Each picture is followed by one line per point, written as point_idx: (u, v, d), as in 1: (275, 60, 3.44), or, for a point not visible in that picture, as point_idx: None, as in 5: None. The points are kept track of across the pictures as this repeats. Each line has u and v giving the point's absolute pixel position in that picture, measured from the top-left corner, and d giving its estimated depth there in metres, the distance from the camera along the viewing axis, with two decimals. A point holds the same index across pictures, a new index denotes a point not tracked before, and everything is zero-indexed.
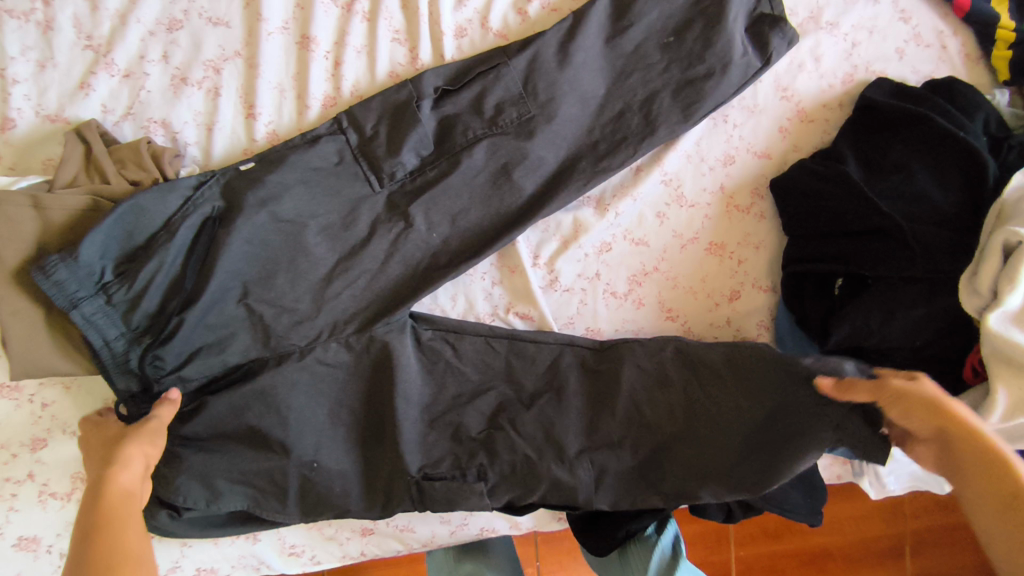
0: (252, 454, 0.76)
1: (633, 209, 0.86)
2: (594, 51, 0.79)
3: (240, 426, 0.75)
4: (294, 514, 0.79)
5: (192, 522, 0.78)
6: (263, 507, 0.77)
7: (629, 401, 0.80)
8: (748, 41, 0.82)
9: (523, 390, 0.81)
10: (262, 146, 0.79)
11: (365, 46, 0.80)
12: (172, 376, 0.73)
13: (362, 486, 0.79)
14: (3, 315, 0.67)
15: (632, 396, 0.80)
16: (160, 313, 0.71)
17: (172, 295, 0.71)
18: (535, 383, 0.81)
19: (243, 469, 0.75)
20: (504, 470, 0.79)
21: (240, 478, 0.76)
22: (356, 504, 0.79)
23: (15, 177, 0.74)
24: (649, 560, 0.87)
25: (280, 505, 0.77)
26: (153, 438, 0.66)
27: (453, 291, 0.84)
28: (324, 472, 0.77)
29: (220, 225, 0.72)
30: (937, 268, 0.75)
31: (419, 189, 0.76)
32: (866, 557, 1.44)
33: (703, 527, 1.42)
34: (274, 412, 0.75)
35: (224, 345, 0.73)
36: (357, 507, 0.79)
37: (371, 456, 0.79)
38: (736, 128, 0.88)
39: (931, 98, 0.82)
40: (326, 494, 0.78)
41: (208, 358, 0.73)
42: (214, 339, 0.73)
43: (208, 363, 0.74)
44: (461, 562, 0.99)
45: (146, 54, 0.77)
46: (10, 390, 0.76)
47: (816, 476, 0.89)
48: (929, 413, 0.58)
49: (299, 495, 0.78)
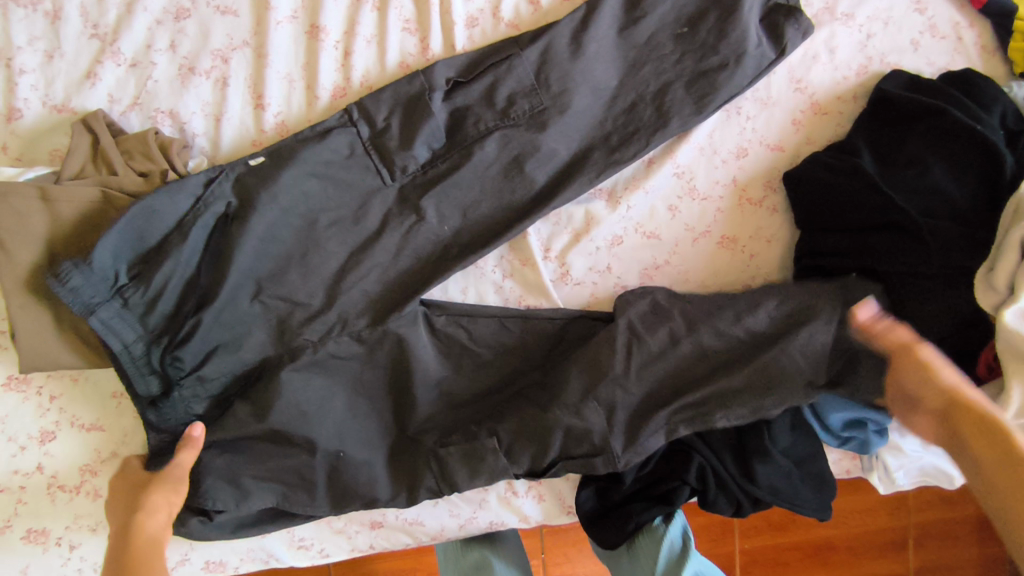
0: (275, 450, 0.76)
1: (644, 203, 0.86)
2: (607, 42, 0.78)
3: (260, 427, 0.74)
4: (320, 505, 0.77)
5: (222, 526, 0.78)
6: (288, 497, 0.76)
7: (631, 341, 0.78)
8: (763, 32, 0.81)
9: (531, 359, 0.82)
10: (271, 137, 0.78)
11: (374, 35, 0.79)
12: (191, 376, 0.73)
13: (385, 474, 0.78)
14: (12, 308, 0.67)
15: (636, 334, 0.78)
16: (176, 313, 0.71)
17: (188, 295, 0.71)
18: (540, 352, 0.83)
19: (266, 464, 0.76)
20: (519, 430, 0.78)
21: (266, 474, 0.76)
22: (382, 493, 0.78)
23: (22, 167, 0.73)
24: (658, 553, 0.87)
25: (305, 495, 0.76)
26: (175, 487, 0.67)
27: (463, 284, 0.83)
28: (335, 460, 0.77)
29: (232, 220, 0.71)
30: (951, 263, 0.75)
31: (431, 181, 0.75)
32: (869, 550, 1.44)
33: (708, 519, 1.42)
34: (289, 406, 0.74)
35: (239, 343, 0.73)
36: (383, 495, 0.78)
37: (385, 440, 0.80)
38: (750, 121, 0.87)
39: (947, 91, 0.81)
40: (352, 482, 0.77)
41: (225, 358, 0.73)
42: (229, 338, 0.73)
43: (224, 362, 0.73)
44: (470, 555, 0.98)
45: (153, 43, 0.76)
46: (19, 382, 0.76)
47: (826, 472, 0.88)
48: (941, 388, 0.64)
49: (317, 482, 0.77)
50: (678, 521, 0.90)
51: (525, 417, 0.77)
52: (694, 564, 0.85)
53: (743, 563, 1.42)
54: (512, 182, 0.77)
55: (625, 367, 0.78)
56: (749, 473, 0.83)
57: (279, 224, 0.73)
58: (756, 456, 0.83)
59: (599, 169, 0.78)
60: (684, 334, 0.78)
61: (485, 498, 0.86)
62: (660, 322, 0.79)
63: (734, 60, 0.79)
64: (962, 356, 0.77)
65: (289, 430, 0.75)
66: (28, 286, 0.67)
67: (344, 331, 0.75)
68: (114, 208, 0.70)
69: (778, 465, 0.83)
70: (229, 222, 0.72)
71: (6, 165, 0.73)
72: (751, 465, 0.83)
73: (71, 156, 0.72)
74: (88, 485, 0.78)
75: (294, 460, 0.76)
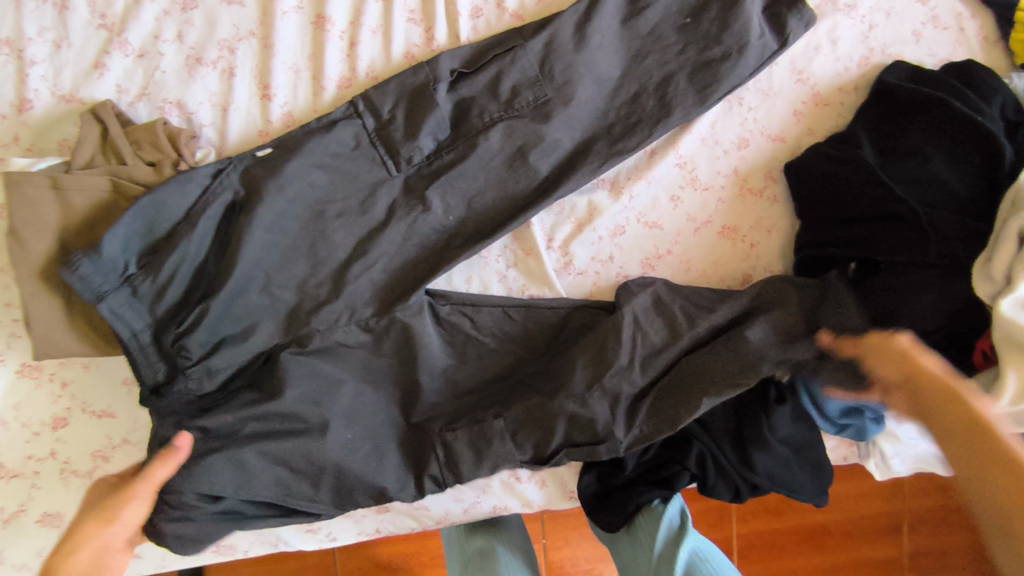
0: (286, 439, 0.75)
1: (646, 193, 0.86)
2: (611, 33, 0.79)
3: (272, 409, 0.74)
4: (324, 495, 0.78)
5: (219, 518, 0.75)
6: (292, 491, 0.76)
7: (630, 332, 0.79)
8: (766, 23, 0.81)
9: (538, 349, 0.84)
10: (278, 128, 0.78)
11: (379, 26, 0.80)
12: (198, 367, 0.73)
13: (394, 460, 0.80)
14: (25, 296, 0.68)
15: (635, 326, 0.80)
16: (184, 302, 0.72)
17: (197, 285, 0.73)
18: (546, 339, 0.84)
19: (277, 452, 0.75)
20: (525, 421, 0.79)
21: (274, 458, 0.75)
22: (389, 482, 0.79)
23: (32, 158, 0.74)
24: (657, 530, 0.88)
25: (309, 485, 0.77)
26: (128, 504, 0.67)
27: (468, 273, 0.84)
28: (337, 445, 0.77)
29: (241, 209, 0.72)
30: (950, 255, 0.76)
31: (436, 172, 0.76)
32: (864, 535, 1.47)
33: (707, 505, 1.44)
34: (306, 397, 0.75)
35: (248, 334, 0.74)
36: (390, 485, 0.79)
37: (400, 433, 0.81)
38: (751, 111, 0.88)
39: (948, 81, 0.82)
40: (360, 472, 0.78)
41: (233, 349, 0.74)
42: (239, 329, 0.74)
43: (233, 353, 0.74)
44: (474, 540, 1.00)
45: (160, 33, 0.76)
46: (33, 369, 0.77)
47: (824, 456, 0.90)
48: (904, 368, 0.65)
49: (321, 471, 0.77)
50: (676, 501, 0.92)
51: (532, 406, 0.79)
52: (692, 539, 0.87)
53: (740, 548, 1.45)
54: (516, 172, 0.78)
55: (629, 356, 0.79)
56: (747, 460, 0.85)
57: (286, 214, 0.73)
58: (754, 443, 0.84)
59: (602, 159, 0.79)
60: (684, 321, 0.80)
61: (488, 483, 0.87)
62: (660, 313, 0.81)
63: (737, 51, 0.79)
64: (959, 343, 0.78)
65: (293, 414, 0.75)
66: (40, 273, 0.68)
67: (352, 320, 0.76)
68: (123, 197, 0.71)
69: (775, 452, 0.85)
70: (238, 211, 0.73)
71: (17, 155, 0.74)
72: (750, 453, 0.84)
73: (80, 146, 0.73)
74: (100, 470, 0.80)
75: (298, 447, 0.76)
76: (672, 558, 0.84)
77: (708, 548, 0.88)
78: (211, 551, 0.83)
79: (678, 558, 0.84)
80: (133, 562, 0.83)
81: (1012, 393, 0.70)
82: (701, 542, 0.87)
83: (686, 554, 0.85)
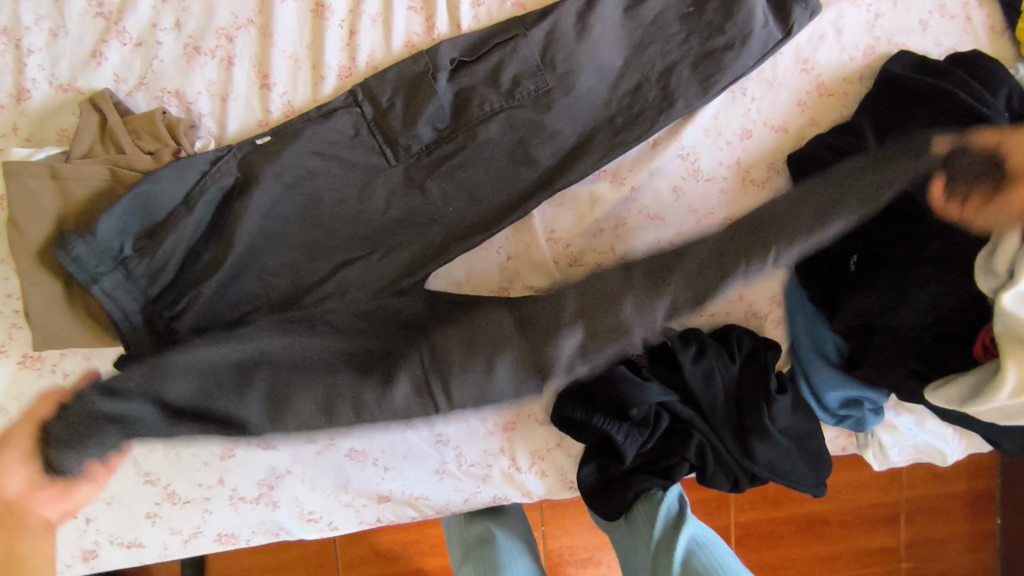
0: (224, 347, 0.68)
1: (648, 184, 0.86)
2: (613, 21, 0.78)
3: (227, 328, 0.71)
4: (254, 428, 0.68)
5: (119, 419, 0.65)
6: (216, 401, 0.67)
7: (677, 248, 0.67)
8: (770, 12, 0.80)
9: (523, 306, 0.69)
10: (277, 119, 0.78)
11: (379, 14, 0.79)
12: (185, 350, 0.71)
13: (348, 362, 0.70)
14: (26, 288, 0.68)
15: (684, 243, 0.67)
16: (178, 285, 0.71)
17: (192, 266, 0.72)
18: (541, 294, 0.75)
19: (212, 353, 0.68)
20: (508, 333, 0.65)
21: (199, 356, 0.67)
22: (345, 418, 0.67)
23: (31, 147, 0.73)
24: (656, 517, 0.89)
25: (233, 393, 0.66)
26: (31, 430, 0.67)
27: (468, 265, 0.84)
28: (276, 346, 0.70)
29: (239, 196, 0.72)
30: (954, 250, 0.74)
31: (436, 163, 0.75)
32: (860, 523, 1.48)
33: (704, 494, 1.44)
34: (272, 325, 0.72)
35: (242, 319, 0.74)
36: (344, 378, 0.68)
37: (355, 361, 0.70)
38: (755, 103, 0.87)
39: (953, 72, 0.81)
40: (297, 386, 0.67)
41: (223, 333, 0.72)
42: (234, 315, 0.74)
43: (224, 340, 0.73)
44: (474, 528, 1.01)
45: (157, 22, 0.75)
46: (34, 360, 0.77)
47: (823, 448, 0.90)
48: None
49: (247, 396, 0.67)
50: (674, 490, 0.93)
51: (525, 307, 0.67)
52: (691, 526, 0.88)
53: (738, 536, 1.46)
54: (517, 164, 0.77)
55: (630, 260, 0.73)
56: (747, 450, 0.85)
57: (284, 206, 0.73)
58: (755, 433, 0.84)
59: (602, 149, 0.78)
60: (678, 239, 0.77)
61: (489, 473, 0.88)
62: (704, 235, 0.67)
63: (739, 41, 0.78)
64: (959, 336, 0.78)
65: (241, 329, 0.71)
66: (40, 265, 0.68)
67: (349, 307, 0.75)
68: (122, 185, 0.70)
69: (775, 443, 0.84)
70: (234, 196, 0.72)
71: (16, 146, 0.74)
72: (751, 444, 0.84)
73: (79, 134, 0.72)
74: None
75: (240, 345, 0.69)
76: (672, 545, 0.85)
77: (707, 534, 0.89)
78: (213, 540, 0.84)
79: (678, 546, 0.85)
80: (136, 550, 0.84)
81: (1012, 385, 0.70)
82: (701, 528, 0.89)
83: (686, 541, 0.86)
